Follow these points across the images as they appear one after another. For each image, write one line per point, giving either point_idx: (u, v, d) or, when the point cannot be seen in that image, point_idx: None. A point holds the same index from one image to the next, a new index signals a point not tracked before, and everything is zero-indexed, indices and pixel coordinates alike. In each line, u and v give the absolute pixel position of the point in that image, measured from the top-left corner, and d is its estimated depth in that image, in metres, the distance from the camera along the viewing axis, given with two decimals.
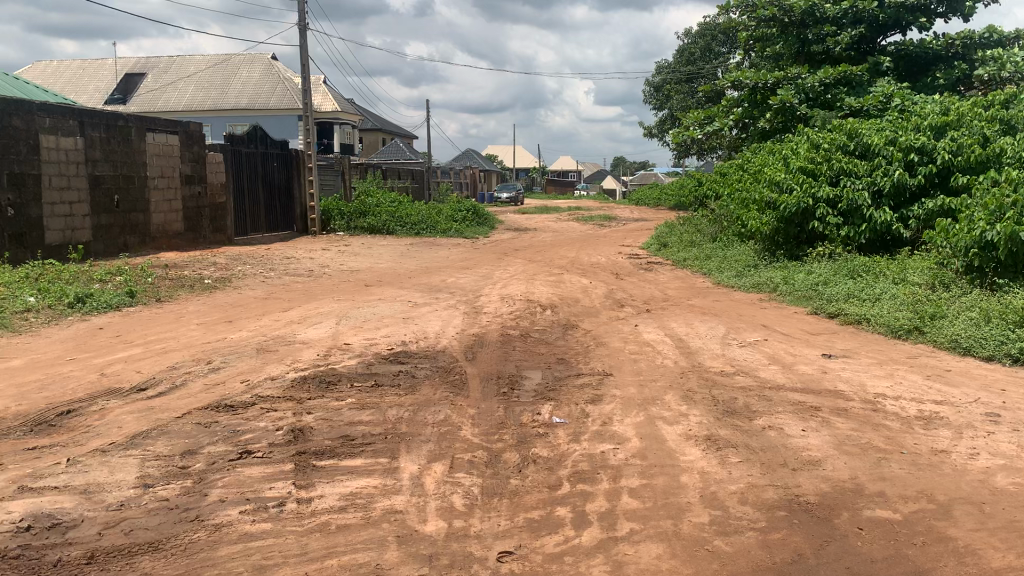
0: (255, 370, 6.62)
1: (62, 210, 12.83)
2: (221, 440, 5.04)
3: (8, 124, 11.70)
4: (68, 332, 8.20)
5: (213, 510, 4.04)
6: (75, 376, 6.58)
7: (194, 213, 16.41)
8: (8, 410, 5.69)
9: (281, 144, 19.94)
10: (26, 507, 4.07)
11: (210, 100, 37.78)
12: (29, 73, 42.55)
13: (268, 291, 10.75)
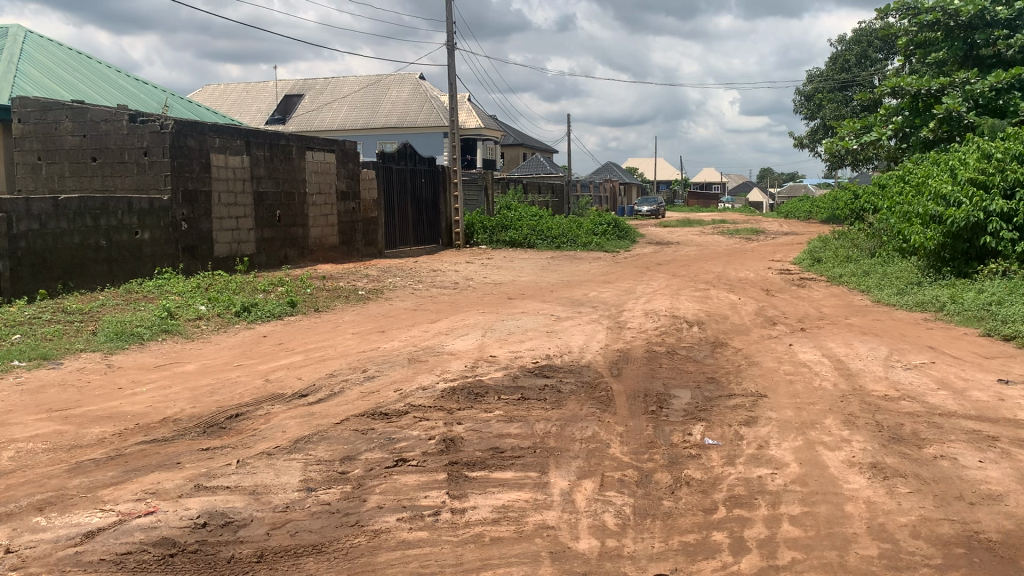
0: (407, 379, 6.80)
1: (229, 224, 13.69)
2: (378, 448, 5.20)
3: (183, 144, 12.60)
4: (236, 339, 8.73)
5: (372, 516, 4.17)
6: (242, 381, 6.98)
7: (348, 227, 17.13)
8: (185, 412, 6.09)
9: (429, 160, 20.51)
10: (203, 505, 4.34)
11: (361, 119, 39.44)
12: (199, 96, 45.81)
13: (416, 303, 11.05)
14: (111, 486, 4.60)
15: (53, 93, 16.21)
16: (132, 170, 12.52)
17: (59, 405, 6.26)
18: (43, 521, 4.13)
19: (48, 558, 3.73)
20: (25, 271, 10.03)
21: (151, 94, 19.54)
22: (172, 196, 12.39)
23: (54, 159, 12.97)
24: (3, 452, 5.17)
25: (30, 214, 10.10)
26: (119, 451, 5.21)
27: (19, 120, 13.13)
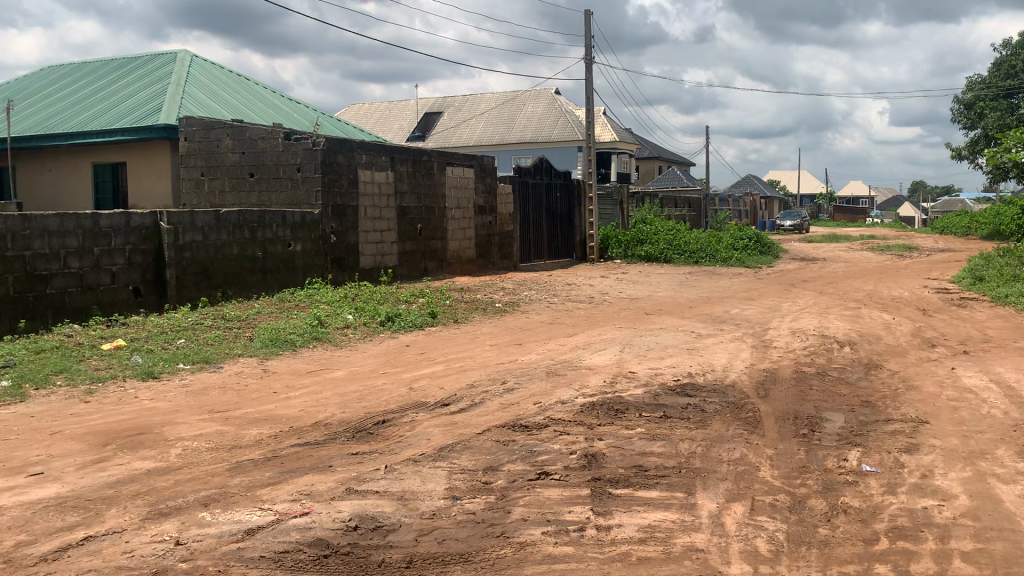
0: (547, 393, 6.80)
1: (374, 237, 14.16)
2: (520, 459, 5.22)
3: (333, 161, 13.16)
4: (380, 348, 9.00)
5: (517, 528, 4.18)
6: (387, 389, 7.17)
7: (485, 240, 17.41)
8: (334, 416, 6.32)
9: (565, 174, 20.60)
10: (354, 508, 4.47)
11: (497, 134, 40.13)
12: (345, 115, 47.92)
13: (552, 316, 11.09)
14: (269, 486, 4.82)
15: (215, 113, 17.32)
16: (286, 185, 13.16)
17: (220, 406, 6.62)
18: (208, 516, 4.36)
19: (214, 552, 3.93)
20: (189, 279, 10.71)
21: (302, 112, 20.53)
22: (322, 210, 12.95)
23: (216, 175, 13.81)
24: (171, 449, 5.50)
25: (194, 226, 10.80)
26: (275, 452, 5.46)
27: (186, 139, 14.09)
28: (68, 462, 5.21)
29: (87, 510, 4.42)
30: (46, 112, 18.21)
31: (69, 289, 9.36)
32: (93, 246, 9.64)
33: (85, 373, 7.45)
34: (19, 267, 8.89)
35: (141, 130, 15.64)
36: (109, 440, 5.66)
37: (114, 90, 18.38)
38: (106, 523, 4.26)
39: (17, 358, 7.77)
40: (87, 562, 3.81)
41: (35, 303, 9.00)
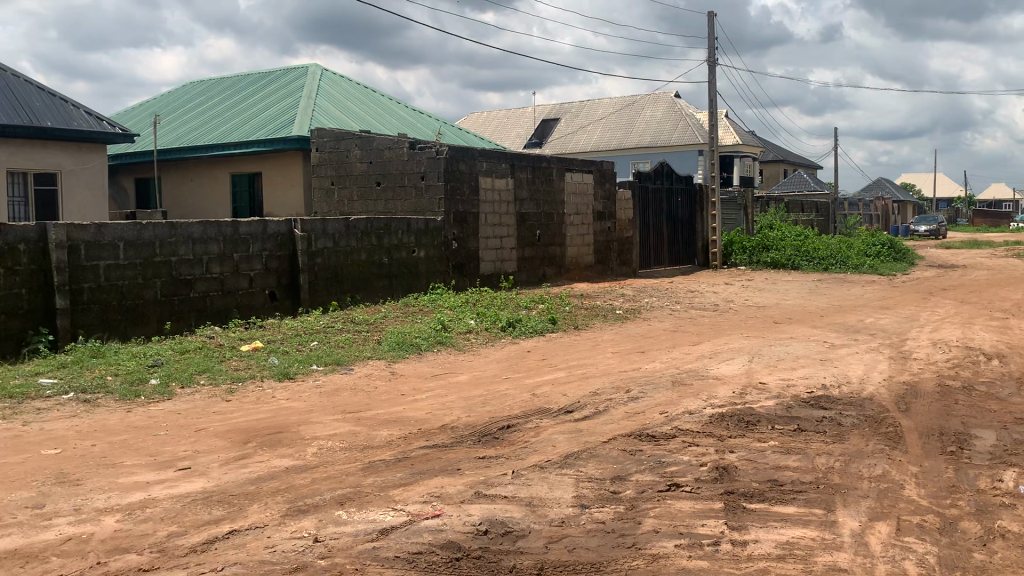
0: (673, 403, 6.67)
1: (494, 243, 14.31)
2: (649, 470, 5.14)
3: (456, 169, 13.38)
4: (503, 353, 9.06)
5: (649, 540, 4.11)
6: (511, 394, 7.20)
7: (604, 246, 17.33)
8: (460, 420, 6.40)
9: (686, 178, 20.30)
10: (484, 512, 4.50)
11: (615, 140, 39.98)
12: (465, 123, 48.85)
13: (675, 324, 10.91)
14: (401, 487, 4.91)
15: (343, 124, 17.93)
16: (411, 193, 13.47)
17: (351, 407, 6.83)
18: (344, 515, 4.48)
19: (351, 551, 4.03)
20: (320, 284, 11.11)
21: (425, 122, 20.98)
22: (445, 217, 13.20)
23: (344, 184, 14.27)
24: (307, 447, 5.70)
25: (326, 233, 11.20)
26: (405, 453, 5.57)
27: (316, 150, 14.64)
28: (213, 457, 5.48)
29: (231, 505, 4.62)
30: (188, 126, 19.31)
31: (211, 292, 9.87)
32: (232, 251, 10.12)
33: (226, 373, 7.83)
34: (166, 271, 9.43)
35: (275, 141, 16.36)
36: (249, 438, 5.91)
37: (250, 104, 19.33)
38: (249, 518, 4.44)
39: (164, 358, 8.25)
40: (233, 555, 3.97)
41: (180, 305, 9.54)
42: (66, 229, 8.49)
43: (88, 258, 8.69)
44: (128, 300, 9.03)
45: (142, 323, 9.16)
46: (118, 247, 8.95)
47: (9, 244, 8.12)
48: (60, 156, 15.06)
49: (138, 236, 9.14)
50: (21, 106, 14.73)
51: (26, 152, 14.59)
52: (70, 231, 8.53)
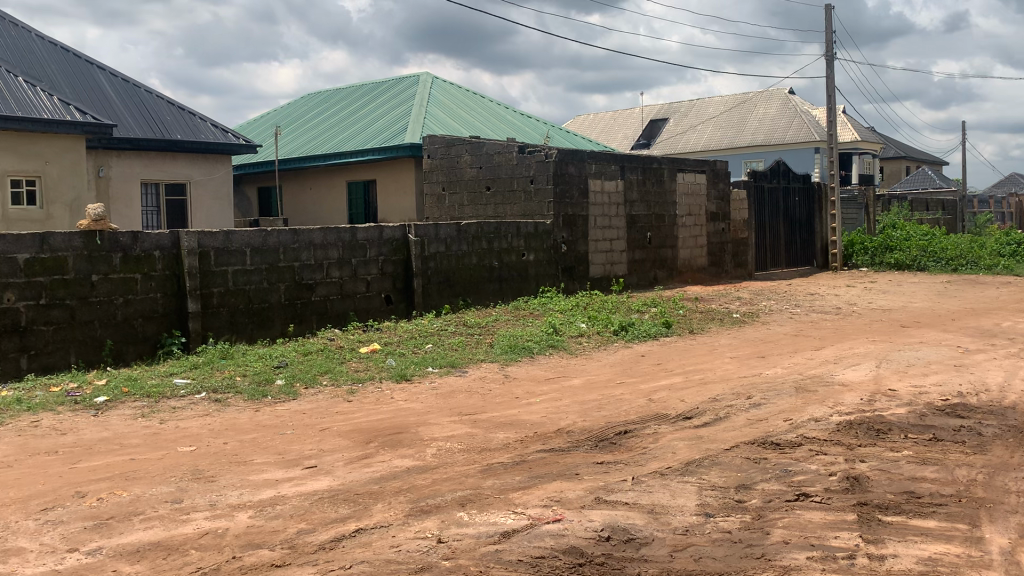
0: (797, 410, 6.44)
1: (604, 246, 14.22)
2: (774, 479, 4.98)
3: (566, 172, 13.36)
4: (616, 357, 8.98)
5: (779, 551, 3.97)
6: (627, 399, 7.11)
7: (717, 248, 16.97)
8: (576, 424, 6.36)
9: (803, 178, 19.71)
10: (605, 518, 4.45)
11: (725, 138, 39.18)
12: (572, 125, 48.97)
13: (795, 328, 10.55)
14: (521, 490, 4.91)
15: (453, 130, 18.20)
16: (520, 197, 13.53)
17: (468, 409, 6.89)
18: (466, 516, 4.51)
19: (474, 553, 4.04)
20: (433, 288, 11.29)
21: (534, 126, 21.06)
22: (554, 220, 13.20)
23: (456, 189, 14.46)
24: (427, 448, 5.78)
25: (439, 238, 11.37)
26: (523, 457, 5.57)
27: (428, 156, 14.90)
28: (337, 456, 5.62)
29: (357, 504, 4.72)
30: (306, 136, 20.02)
31: (331, 296, 10.19)
32: (350, 257, 10.40)
33: (346, 374, 8.04)
34: (289, 275, 9.77)
35: (389, 149, 16.76)
36: (370, 438, 6.04)
37: (363, 114, 19.87)
38: (374, 517, 4.52)
39: (288, 359, 8.54)
40: (360, 553, 4.04)
41: (301, 309, 9.88)
42: (197, 237, 8.90)
43: (217, 264, 9.09)
44: (254, 303, 9.41)
45: (267, 326, 9.54)
46: (244, 253, 9.32)
47: (145, 251, 8.58)
48: (189, 167, 15.84)
49: (263, 243, 9.49)
50: (153, 121, 15.58)
51: (158, 164, 15.42)
52: (201, 238, 8.94)
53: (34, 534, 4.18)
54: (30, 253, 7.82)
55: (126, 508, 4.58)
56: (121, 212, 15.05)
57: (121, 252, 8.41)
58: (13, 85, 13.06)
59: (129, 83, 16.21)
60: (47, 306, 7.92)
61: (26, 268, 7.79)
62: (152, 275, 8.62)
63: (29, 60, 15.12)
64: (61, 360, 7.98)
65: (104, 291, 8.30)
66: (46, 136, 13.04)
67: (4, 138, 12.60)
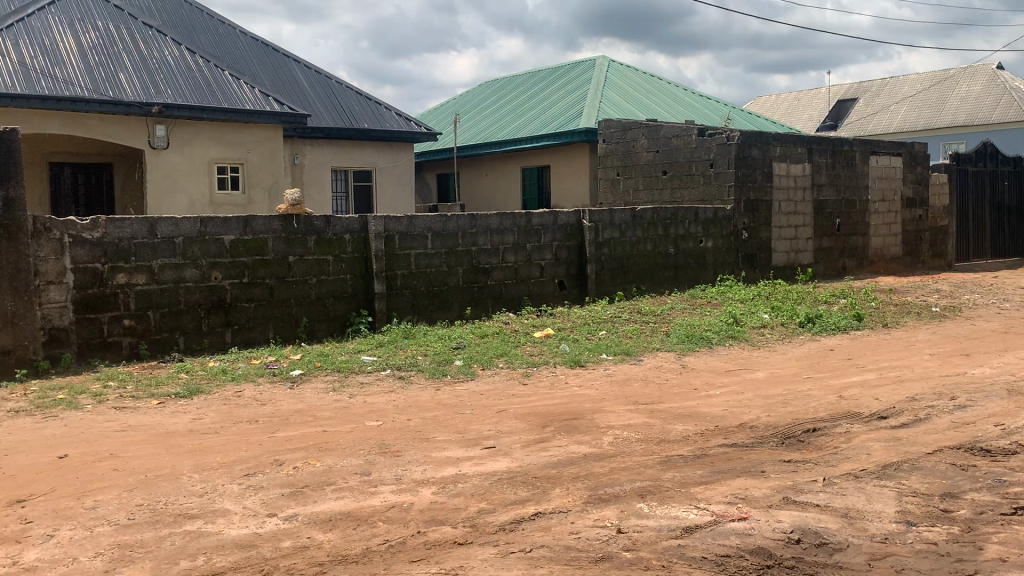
0: (1010, 414, 5.87)
1: (788, 233, 13.60)
2: (986, 489, 4.55)
3: (748, 155, 12.87)
4: (802, 350, 8.55)
5: (994, 569, 3.62)
6: (815, 394, 6.75)
7: (913, 237, 15.85)
8: (760, 419, 6.10)
9: (1014, 160, 18.04)
10: (795, 519, 4.22)
11: (922, 119, 36.54)
12: (753, 108, 47.35)
13: (1006, 324, 9.64)
14: (703, 484, 4.75)
15: (630, 114, 17.96)
16: (699, 181, 13.15)
17: (645, 398, 6.77)
18: (646, 508, 4.41)
19: (656, 546, 3.94)
20: (607, 274, 11.22)
21: (714, 108, 20.43)
22: (735, 206, 12.76)
23: (631, 174, 14.22)
24: (604, 436, 5.71)
25: (613, 224, 11.26)
26: (704, 450, 5.39)
27: (604, 140, 14.73)
28: (515, 438, 5.66)
29: (536, 487, 4.73)
30: (485, 123, 20.39)
31: (506, 280, 10.32)
32: (526, 242, 10.48)
33: (521, 357, 8.13)
34: (468, 260, 9.98)
35: (564, 134, 16.77)
36: (548, 422, 6.05)
37: (539, 100, 20.00)
38: (553, 501, 4.51)
39: (466, 341, 8.73)
40: (540, 537, 4.03)
41: (478, 292, 10.08)
42: (383, 221, 9.26)
43: (401, 248, 9.42)
44: (435, 285, 9.69)
45: (446, 308, 9.81)
46: (426, 237, 9.60)
47: (336, 234, 9.02)
48: (375, 154, 16.55)
49: (443, 227, 9.74)
50: (342, 110, 16.36)
51: (347, 151, 16.20)
52: (386, 222, 9.29)
53: (237, 498, 4.46)
54: (236, 234, 8.38)
55: (319, 477, 4.81)
56: (313, 197, 15.96)
57: (315, 234, 8.88)
58: (220, 78, 14.08)
59: (321, 75, 17.10)
60: (250, 284, 8.47)
61: (232, 249, 8.36)
62: (343, 257, 9.06)
63: (233, 55, 16.22)
64: (260, 335, 8.54)
65: (299, 272, 8.79)
66: (248, 126, 13.99)
67: (212, 128, 13.62)
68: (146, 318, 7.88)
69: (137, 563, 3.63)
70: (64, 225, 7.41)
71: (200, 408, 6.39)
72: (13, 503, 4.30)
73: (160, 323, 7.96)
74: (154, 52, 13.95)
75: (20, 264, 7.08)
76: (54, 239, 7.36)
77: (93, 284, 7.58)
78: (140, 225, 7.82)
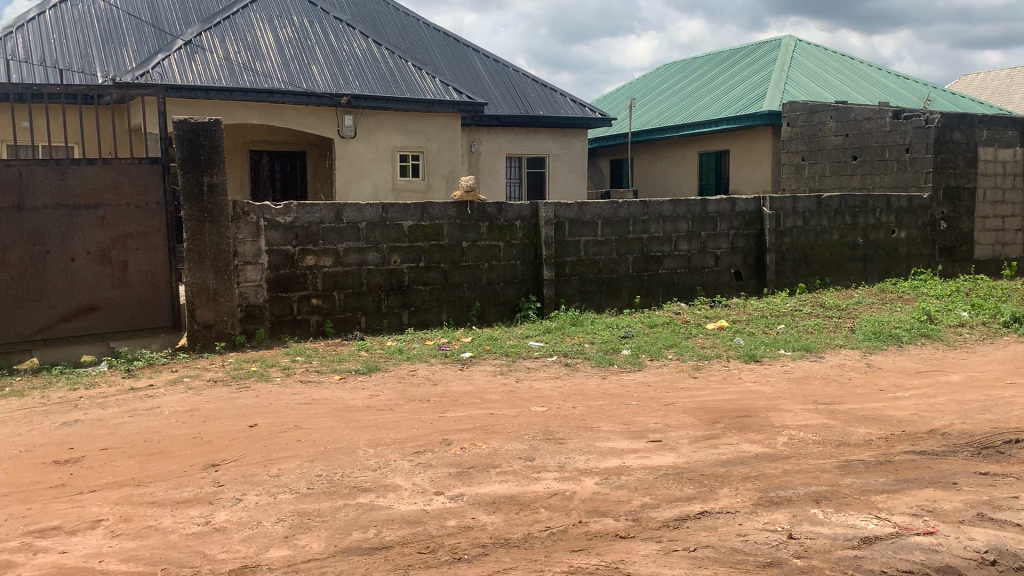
0: None
1: (993, 223, 12.52)
2: None
3: (950, 138, 11.88)
4: (1007, 353, 7.81)
5: None
6: (1019, 402, 6.14)
7: None
8: (954, 426, 5.62)
9: None
10: (990, 538, 3.86)
11: None
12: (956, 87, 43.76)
13: None
14: (886, 493, 4.44)
15: (817, 96, 17.05)
16: (892, 167, 12.29)
17: (825, 398, 6.41)
18: (821, 514, 4.17)
19: (829, 555, 3.72)
20: (787, 264, 10.74)
21: (913, 89, 19.03)
22: (933, 193, 11.87)
23: (817, 159, 13.42)
24: (779, 436, 5.46)
25: (796, 212, 10.74)
26: (888, 457, 5.04)
27: (788, 124, 13.95)
28: (683, 433, 5.52)
29: (703, 485, 4.59)
30: (662, 108, 20.00)
31: (678, 269, 10.11)
32: (700, 230, 10.19)
33: (692, 349, 7.93)
34: (639, 247, 9.84)
35: (745, 117, 16.15)
36: (719, 418, 5.87)
37: (719, 83, 19.36)
38: (721, 500, 4.36)
39: (635, 330, 8.63)
40: (705, 537, 3.91)
41: (649, 281, 9.94)
42: (554, 207, 9.28)
43: (571, 234, 9.42)
44: (604, 273, 9.64)
45: (615, 296, 9.75)
46: (597, 224, 9.55)
47: (508, 221, 9.14)
48: (550, 140, 16.65)
49: (615, 214, 9.64)
50: (519, 97, 16.56)
51: (523, 138, 16.39)
52: (558, 209, 9.31)
53: (408, 474, 4.63)
54: (414, 220, 8.66)
55: (485, 460, 4.90)
56: (489, 183, 16.28)
57: (488, 221, 9.04)
58: (404, 69, 14.60)
59: (499, 63, 17.39)
60: (425, 268, 8.76)
61: (410, 234, 8.65)
62: (514, 243, 9.19)
63: (417, 45, 16.80)
64: (435, 317, 8.84)
65: (472, 257, 8.99)
66: (429, 114, 14.43)
67: (396, 117, 14.17)
68: (331, 298, 8.33)
69: (313, 531, 3.84)
70: (260, 209, 7.93)
71: (377, 385, 6.69)
72: (209, 467, 4.67)
73: (344, 303, 8.40)
74: (344, 45, 14.68)
75: (221, 246, 7.63)
76: (251, 223, 7.89)
77: (285, 265, 8.09)
78: (327, 211, 8.25)
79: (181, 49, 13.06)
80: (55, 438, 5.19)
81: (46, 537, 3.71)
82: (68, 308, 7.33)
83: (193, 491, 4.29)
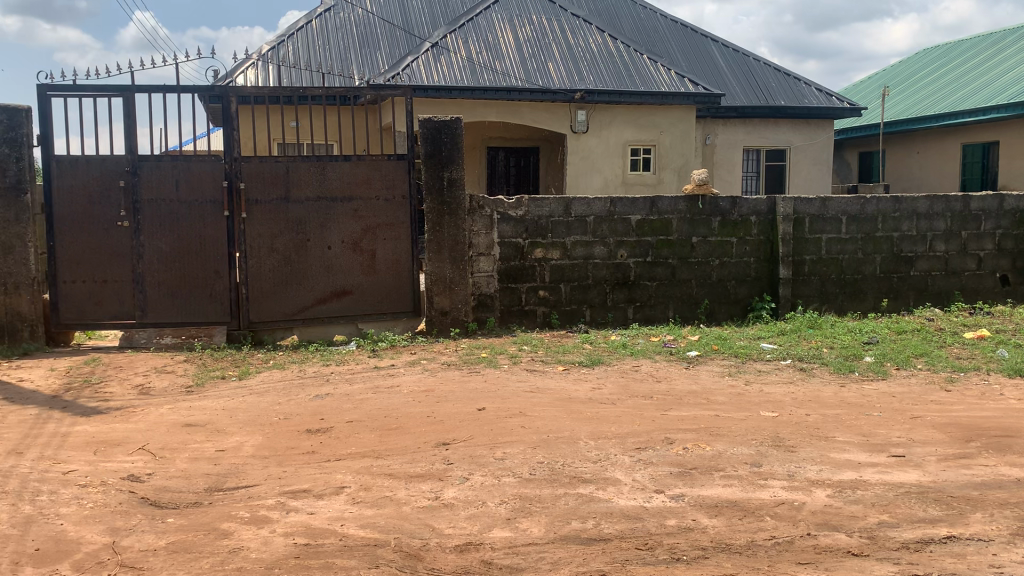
0: None
1: None
2: None
3: None
4: None
5: None
6: None
7: None
8: None
9: None
10: None
11: None
12: None
13: None
14: None
15: None
16: None
17: None
18: None
19: None
20: None
21: None
22: None
23: None
24: None
25: None
26: None
27: None
28: (931, 450, 5.07)
29: (951, 507, 4.19)
30: (919, 96, 18.46)
31: (933, 272, 9.28)
32: (961, 228, 9.28)
33: (946, 359, 7.26)
34: (888, 246, 9.14)
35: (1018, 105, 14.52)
36: (973, 436, 5.32)
37: (989, 67, 17.53)
38: (972, 526, 3.95)
39: (880, 336, 8.04)
40: (951, 563, 3.57)
41: (898, 283, 9.22)
42: (793, 202, 8.85)
43: (811, 231, 8.93)
44: (847, 273, 9.07)
45: (859, 299, 9.15)
46: (841, 220, 8.98)
47: (742, 216, 8.84)
48: (791, 132, 15.89)
49: (861, 210, 9.02)
50: (759, 87, 15.95)
51: (762, 130, 15.76)
52: (797, 204, 8.86)
53: (628, 469, 4.62)
54: (642, 214, 8.60)
55: (708, 461, 4.78)
56: (723, 177, 15.89)
57: (720, 216, 8.79)
58: (640, 63, 14.54)
59: (739, 52, 16.84)
60: (653, 263, 8.68)
61: (638, 228, 8.61)
62: (748, 239, 8.87)
63: (654, 38, 16.65)
64: (661, 313, 8.75)
65: (702, 252, 8.79)
66: (663, 108, 14.29)
67: (629, 111, 14.17)
68: (558, 290, 8.49)
69: (534, 515, 3.94)
70: (495, 203, 8.22)
71: (600, 378, 6.75)
72: (441, 445, 4.93)
73: (570, 296, 8.53)
74: (581, 41, 14.86)
75: (458, 237, 8.04)
76: (485, 216, 8.21)
77: (515, 257, 8.34)
78: (557, 204, 8.39)
79: (429, 51, 13.83)
80: (308, 408, 5.71)
81: (297, 498, 4.10)
82: (323, 291, 8.04)
83: (425, 467, 4.55)
